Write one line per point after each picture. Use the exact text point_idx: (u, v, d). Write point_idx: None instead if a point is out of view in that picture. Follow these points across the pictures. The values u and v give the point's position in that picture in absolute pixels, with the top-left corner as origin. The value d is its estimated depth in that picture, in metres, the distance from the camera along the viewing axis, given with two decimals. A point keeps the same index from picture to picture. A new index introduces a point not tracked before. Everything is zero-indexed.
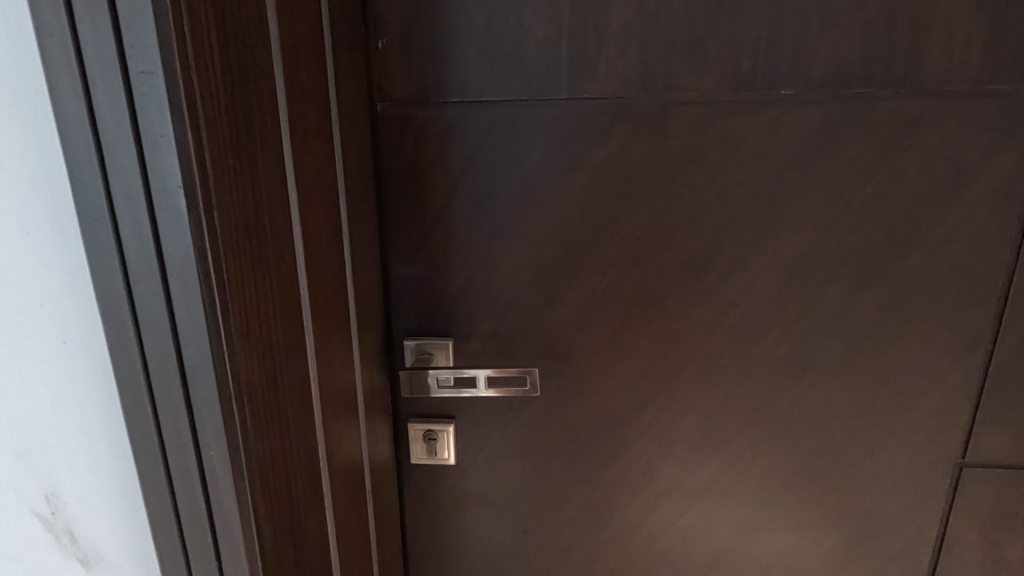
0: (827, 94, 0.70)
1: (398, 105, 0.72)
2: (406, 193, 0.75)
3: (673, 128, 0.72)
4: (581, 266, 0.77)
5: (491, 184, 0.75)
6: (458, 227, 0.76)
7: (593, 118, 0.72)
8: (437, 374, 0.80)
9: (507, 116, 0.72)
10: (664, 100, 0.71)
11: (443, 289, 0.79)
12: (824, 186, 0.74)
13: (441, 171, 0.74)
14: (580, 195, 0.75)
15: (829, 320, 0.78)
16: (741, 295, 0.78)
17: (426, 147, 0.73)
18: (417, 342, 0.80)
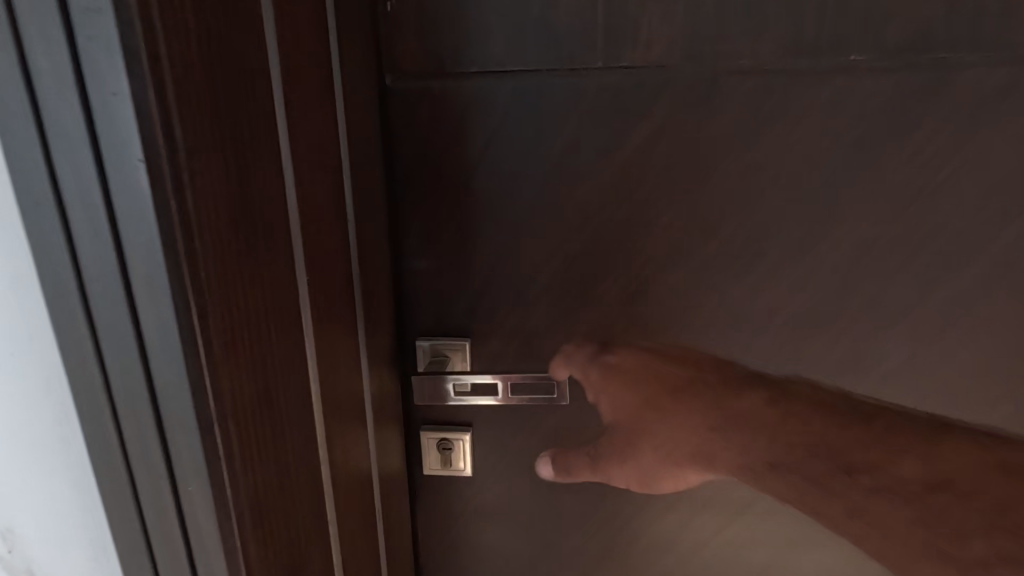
0: (901, 61, 0.61)
1: (411, 77, 0.63)
2: (420, 178, 0.67)
3: (723, 101, 0.63)
4: (614, 258, 0.69)
5: (515, 168, 0.66)
6: (478, 215, 0.68)
7: (631, 90, 0.63)
8: (455, 380, 0.73)
9: (535, 90, 0.64)
10: (713, 70, 0.62)
11: (459, 285, 0.71)
12: (895, 168, 0.65)
13: (458, 153, 0.66)
14: (615, 178, 0.66)
15: (894, 319, 0.69)
16: (793, 291, 0.69)
17: (442, 125, 0.65)
18: (431, 343, 0.72)
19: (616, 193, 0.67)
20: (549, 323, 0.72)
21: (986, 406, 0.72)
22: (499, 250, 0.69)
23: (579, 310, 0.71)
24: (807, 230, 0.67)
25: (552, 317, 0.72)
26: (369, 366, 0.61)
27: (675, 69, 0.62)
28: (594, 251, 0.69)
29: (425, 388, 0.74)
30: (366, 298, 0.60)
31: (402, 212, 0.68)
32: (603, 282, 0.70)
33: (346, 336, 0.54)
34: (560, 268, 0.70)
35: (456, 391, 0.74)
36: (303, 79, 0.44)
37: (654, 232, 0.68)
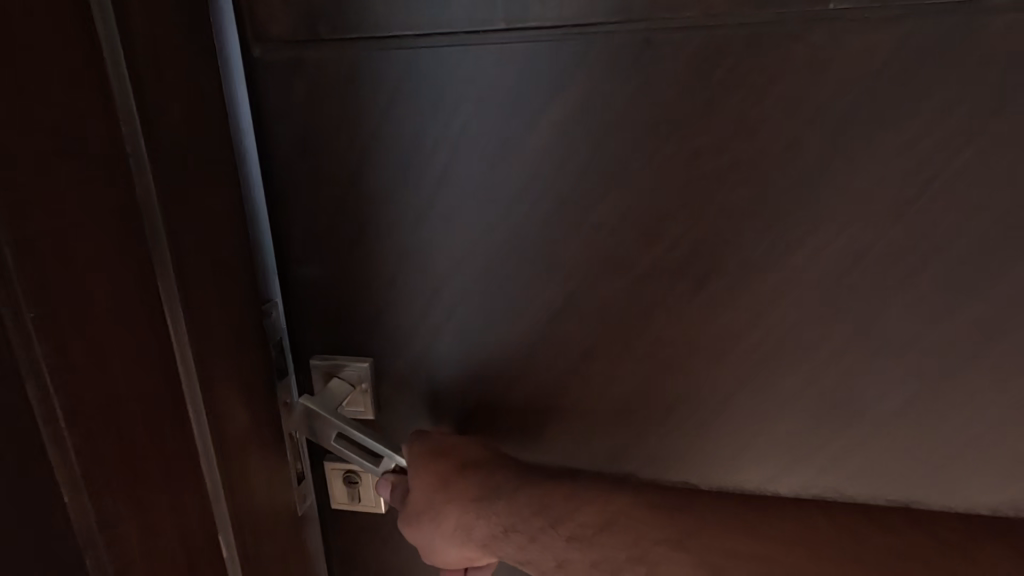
0: (901, 7, 0.46)
1: (272, 48, 0.53)
2: (298, 171, 0.56)
3: (663, 68, 0.49)
4: (534, 266, 0.57)
5: (406, 153, 0.55)
6: (370, 213, 0.57)
7: (543, 56, 0.50)
8: (337, 427, 0.58)
9: (420, 56, 0.52)
10: (648, 28, 0.49)
11: (356, 295, 0.60)
12: (895, 152, 0.49)
13: (339, 138, 0.55)
14: (529, 168, 0.54)
15: (896, 346, 0.54)
16: (761, 313, 0.55)
17: (319, 105, 0.54)
18: (326, 361, 0.62)
19: (532, 186, 0.54)
20: (460, 344, 0.61)
21: (1016, 456, 0.56)
22: (398, 255, 0.58)
23: (494, 328, 0.59)
24: (778, 233, 0.53)
25: (464, 335, 0.60)
26: (216, 414, 0.48)
27: (598, 28, 0.49)
28: (509, 257, 0.57)
29: (305, 416, 0.59)
30: (202, 326, 0.46)
31: (282, 212, 0.58)
32: (522, 295, 0.58)
33: (154, 384, 0.41)
34: (469, 276, 0.58)
35: (332, 439, 0.58)
36: (26, 38, 0.32)
37: (580, 235, 0.55)
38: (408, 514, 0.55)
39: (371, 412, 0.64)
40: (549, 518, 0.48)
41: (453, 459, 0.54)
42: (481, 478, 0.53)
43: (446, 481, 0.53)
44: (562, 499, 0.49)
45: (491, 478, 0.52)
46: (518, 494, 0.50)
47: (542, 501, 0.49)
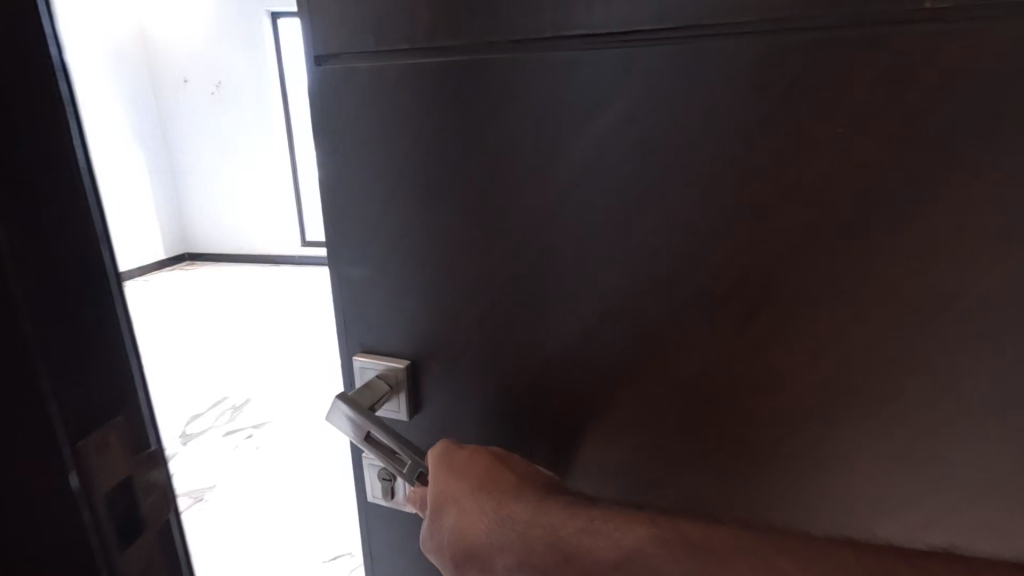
0: (1015, 6, 0.40)
1: (329, 59, 0.56)
2: (349, 173, 0.59)
3: (719, 77, 0.46)
4: (571, 280, 0.56)
5: (444, 157, 0.56)
6: (412, 219, 0.59)
7: (589, 64, 0.49)
8: (369, 428, 0.58)
9: (458, 62, 0.52)
10: (699, 35, 0.46)
11: (396, 294, 0.62)
12: (996, 173, 0.43)
13: (384, 142, 0.57)
14: (569, 180, 0.53)
15: (991, 395, 0.47)
16: (820, 349, 0.50)
17: (371, 115, 0.57)
18: (366, 360, 0.65)
19: (571, 191, 0.53)
20: (491, 348, 0.60)
21: None
22: (435, 256, 0.59)
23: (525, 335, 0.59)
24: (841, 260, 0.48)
25: (495, 339, 0.60)
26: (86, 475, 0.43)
27: (644, 37, 0.47)
28: (543, 264, 0.56)
29: (339, 414, 0.59)
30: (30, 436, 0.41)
31: (334, 211, 0.61)
32: (556, 303, 0.57)
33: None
34: (503, 281, 0.58)
35: (363, 439, 0.58)
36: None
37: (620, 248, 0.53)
38: (433, 532, 0.53)
39: (407, 412, 0.65)
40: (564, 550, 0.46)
41: (461, 475, 0.54)
42: (488, 492, 0.52)
43: (468, 498, 0.52)
44: (574, 524, 0.47)
45: (498, 489, 0.52)
46: (529, 505, 0.50)
47: (553, 527, 0.48)
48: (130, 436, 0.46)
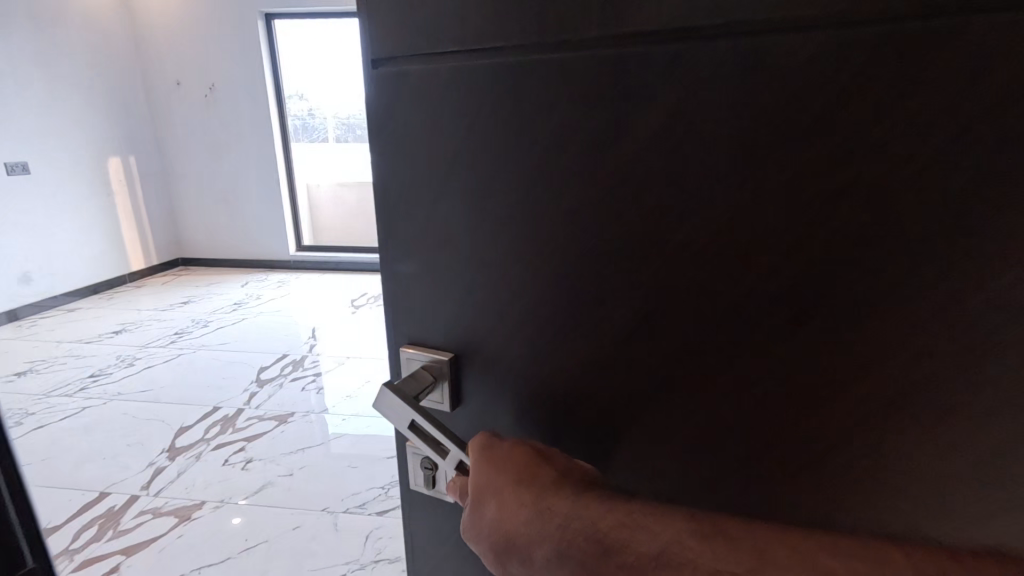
0: None
1: (385, 65, 0.53)
2: (399, 181, 0.57)
3: (795, 76, 0.36)
4: (603, 314, 0.48)
5: (489, 176, 0.51)
6: (450, 237, 0.56)
7: (630, 71, 0.41)
8: (412, 418, 0.57)
9: (511, 74, 0.47)
10: (778, 27, 0.36)
11: (439, 308, 0.59)
12: None
13: (431, 153, 0.53)
14: (603, 205, 0.45)
15: None
16: (943, 438, 0.36)
17: (417, 125, 0.53)
18: (413, 351, 0.63)
19: (616, 223, 0.45)
20: (529, 380, 0.55)
21: None
22: (478, 274, 0.55)
23: (564, 375, 0.52)
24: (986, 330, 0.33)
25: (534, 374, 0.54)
26: None
27: (704, 35, 0.38)
28: (584, 299, 0.49)
29: (384, 401, 0.58)
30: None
31: (387, 218, 0.59)
32: (595, 344, 0.49)
33: None
34: (537, 310, 0.52)
35: (406, 428, 0.57)
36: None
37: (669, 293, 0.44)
38: (472, 508, 0.45)
39: (450, 404, 0.62)
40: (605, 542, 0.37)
41: (502, 464, 0.46)
42: (527, 484, 0.43)
43: (508, 475, 0.44)
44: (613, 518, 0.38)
45: (534, 482, 0.43)
46: (568, 504, 0.40)
47: (594, 525, 0.38)
48: (9, 564, 0.65)
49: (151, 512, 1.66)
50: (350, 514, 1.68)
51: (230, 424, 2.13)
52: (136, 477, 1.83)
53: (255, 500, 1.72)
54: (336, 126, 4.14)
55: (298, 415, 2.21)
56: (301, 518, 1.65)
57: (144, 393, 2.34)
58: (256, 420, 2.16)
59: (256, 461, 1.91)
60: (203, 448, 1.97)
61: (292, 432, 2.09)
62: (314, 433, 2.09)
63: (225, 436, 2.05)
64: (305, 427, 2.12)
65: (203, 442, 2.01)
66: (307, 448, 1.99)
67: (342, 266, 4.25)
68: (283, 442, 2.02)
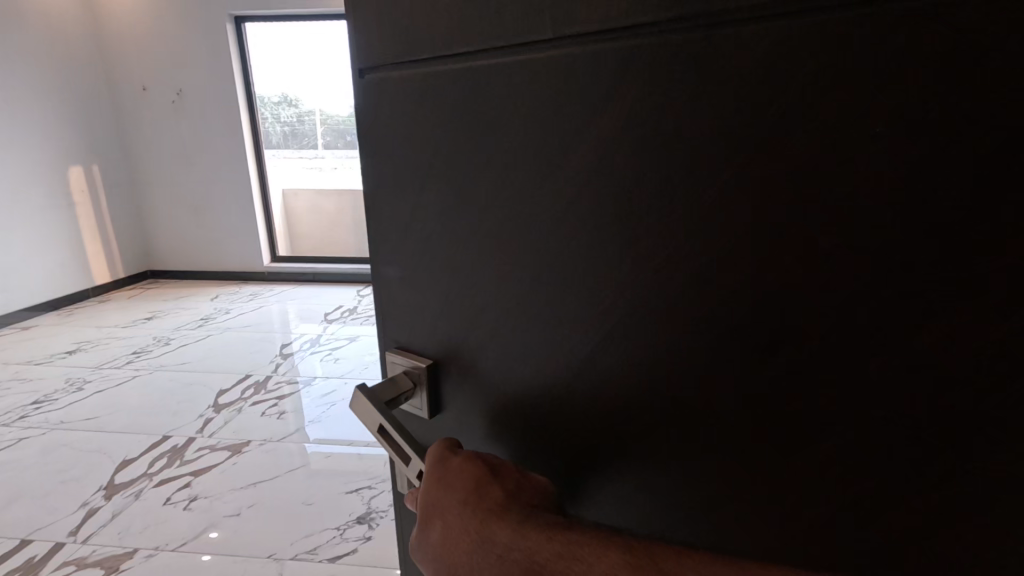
0: None
1: (373, 72, 0.49)
2: (385, 194, 0.51)
3: (749, 82, 0.29)
4: (554, 349, 0.42)
5: (465, 183, 0.44)
6: (426, 255, 0.50)
7: (571, 81, 0.35)
8: (381, 422, 0.49)
9: (481, 71, 0.40)
10: (727, 21, 0.29)
11: (427, 320, 0.53)
12: None
13: (412, 158, 0.47)
14: (552, 225, 0.39)
15: None
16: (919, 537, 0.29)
17: (396, 133, 0.48)
18: (401, 354, 0.56)
19: (584, 244, 0.38)
20: (501, 414, 0.48)
21: None
22: (452, 292, 0.49)
23: (536, 406, 0.45)
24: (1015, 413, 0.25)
25: (506, 406, 0.48)
26: None
27: (642, 37, 0.31)
28: (552, 329, 0.42)
29: (355, 402, 0.52)
30: None
31: (378, 231, 0.54)
32: (570, 380, 0.42)
33: None
34: (498, 341, 0.46)
35: (375, 433, 0.50)
36: None
37: (641, 327, 0.36)
38: (428, 513, 0.43)
39: (428, 412, 0.55)
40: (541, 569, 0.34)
41: (451, 480, 0.43)
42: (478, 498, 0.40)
43: (464, 486, 0.41)
44: (549, 545, 0.35)
45: (487, 495, 0.40)
46: (509, 526, 0.37)
47: (531, 551, 0.35)
48: None
49: (73, 564, 1.49)
50: (298, 562, 1.51)
51: (178, 454, 2.00)
52: (65, 520, 1.67)
53: (192, 547, 1.56)
54: (329, 131, 4.07)
55: (254, 446, 2.07)
56: (243, 568, 1.48)
57: (89, 420, 2.23)
58: (206, 451, 2.03)
59: (200, 499, 1.76)
60: (144, 484, 1.84)
61: (244, 464, 1.96)
62: (274, 463, 1.97)
63: (170, 472, 1.90)
64: (261, 458, 1.99)
65: (146, 477, 1.88)
66: (260, 483, 1.85)
67: (321, 275, 4.18)
68: (235, 476, 1.88)
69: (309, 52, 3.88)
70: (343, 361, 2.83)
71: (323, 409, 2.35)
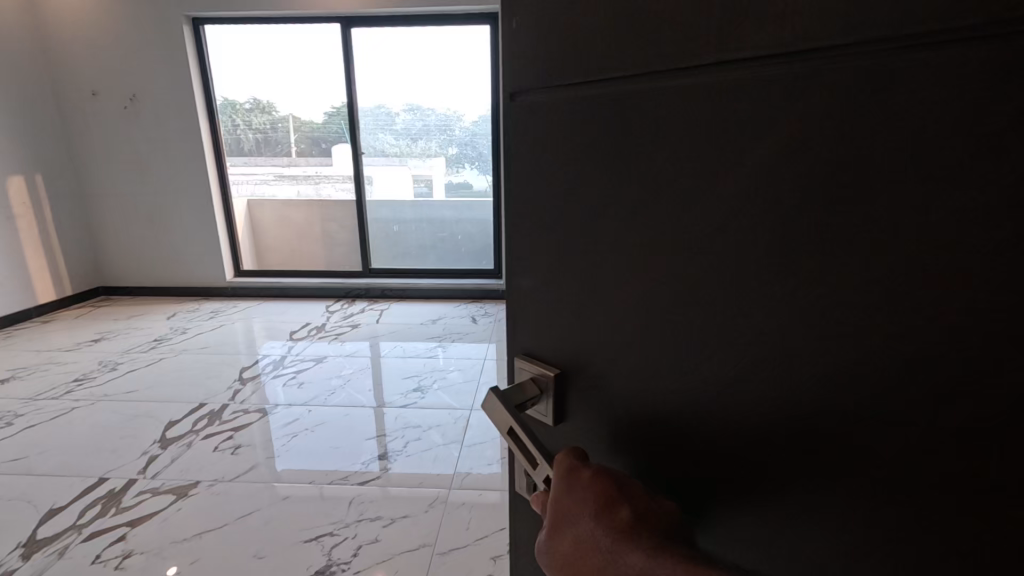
0: None
1: (523, 95, 0.48)
2: (526, 214, 0.51)
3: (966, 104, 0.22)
4: (693, 383, 0.38)
5: (614, 200, 0.42)
6: (565, 273, 0.49)
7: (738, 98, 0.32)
8: (510, 424, 0.50)
9: (639, 88, 0.38)
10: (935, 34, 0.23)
11: (555, 330, 0.52)
12: None
13: (559, 173, 0.46)
14: (701, 245, 0.36)
15: None
16: None
17: (543, 153, 0.47)
18: (529, 358, 0.56)
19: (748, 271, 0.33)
20: (635, 442, 0.45)
21: None
22: (589, 307, 0.47)
23: (676, 444, 0.41)
24: None
25: (642, 435, 0.44)
26: None
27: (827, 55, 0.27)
28: (699, 359, 0.38)
29: (485, 402, 0.52)
30: None
31: (516, 250, 0.54)
32: (706, 420, 0.38)
33: None
34: (635, 365, 0.44)
35: (504, 434, 0.50)
36: None
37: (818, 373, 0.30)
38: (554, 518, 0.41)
39: (554, 418, 0.54)
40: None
41: (578, 493, 0.41)
42: (606, 514, 0.38)
43: (592, 496, 0.40)
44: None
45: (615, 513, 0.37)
46: (638, 549, 0.34)
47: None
48: None
49: None
50: None
51: (113, 502, 1.72)
52: None
53: None
54: (301, 138, 3.84)
55: (202, 486, 1.80)
56: None
57: (13, 462, 1.95)
58: (146, 496, 1.75)
59: (135, 555, 1.49)
60: (70, 540, 1.55)
61: (190, 511, 1.67)
62: (227, 506, 1.70)
63: (102, 521, 1.63)
64: (208, 502, 1.72)
65: (74, 529, 1.60)
66: (207, 532, 1.58)
67: (290, 290, 3.99)
68: (179, 525, 1.61)
69: (274, 57, 3.72)
70: (308, 385, 2.59)
71: (286, 441, 2.08)
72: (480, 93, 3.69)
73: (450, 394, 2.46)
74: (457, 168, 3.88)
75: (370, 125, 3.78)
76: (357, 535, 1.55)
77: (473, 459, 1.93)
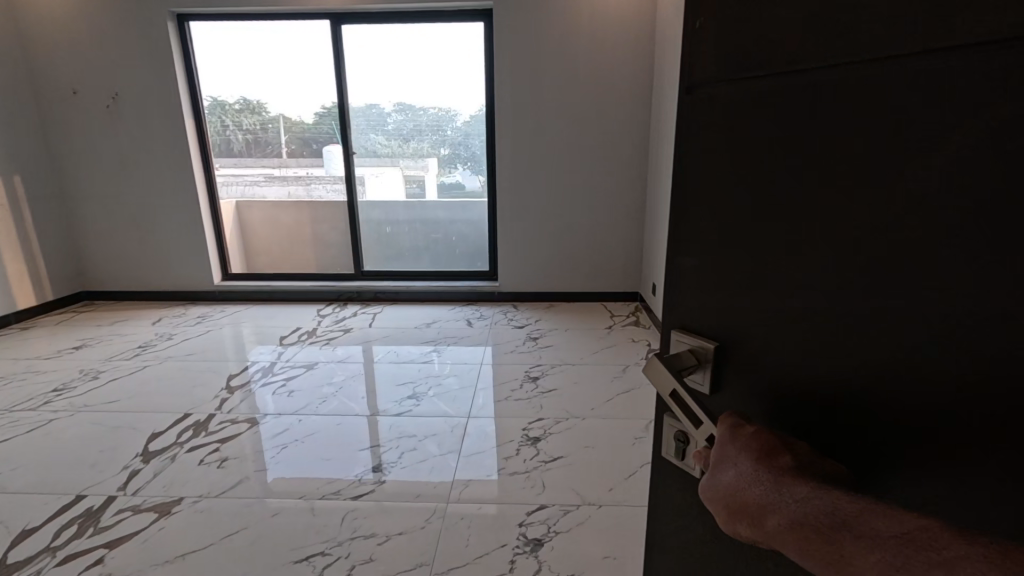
0: None
1: (703, 90, 0.53)
2: (702, 199, 0.55)
3: None
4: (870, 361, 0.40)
5: (803, 180, 0.44)
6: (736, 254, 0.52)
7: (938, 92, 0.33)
8: (673, 386, 0.56)
9: (831, 75, 0.40)
10: None
11: (717, 303, 0.55)
12: None
13: (742, 154, 0.50)
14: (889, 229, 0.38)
15: None
16: None
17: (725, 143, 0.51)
18: (689, 330, 0.59)
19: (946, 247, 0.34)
20: (799, 415, 0.47)
21: None
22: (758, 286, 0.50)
23: (851, 413, 0.42)
24: None
25: (810, 408, 0.45)
26: None
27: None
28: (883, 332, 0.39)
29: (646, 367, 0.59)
30: None
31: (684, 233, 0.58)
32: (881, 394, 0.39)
33: None
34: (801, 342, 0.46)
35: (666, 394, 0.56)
36: None
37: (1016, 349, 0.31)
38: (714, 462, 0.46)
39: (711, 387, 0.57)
40: (835, 517, 0.34)
41: (740, 442, 0.45)
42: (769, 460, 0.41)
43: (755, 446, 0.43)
44: (854, 505, 0.34)
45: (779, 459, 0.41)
46: (805, 485, 0.37)
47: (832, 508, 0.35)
48: None
49: None
50: None
51: (91, 521, 1.66)
52: None
53: None
54: (291, 139, 3.77)
55: (185, 503, 1.74)
56: None
57: None
58: (126, 515, 1.69)
59: None
60: (44, 563, 1.49)
61: (173, 530, 1.61)
62: (213, 523, 1.64)
63: (79, 541, 1.57)
64: (192, 519, 1.66)
65: (49, 551, 1.53)
66: (191, 553, 1.52)
67: (279, 295, 3.91)
68: (162, 545, 1.56)
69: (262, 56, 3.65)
70: (297, 394, 2.53)
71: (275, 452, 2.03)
72: (473, 93, 3.64)
73: (445, 401, 2.41)
74: (451, 168, 3.82)
75: (362, 125, 3.72)
76: (350, 554, 1.50)
77: (472, 470, 1.88)
